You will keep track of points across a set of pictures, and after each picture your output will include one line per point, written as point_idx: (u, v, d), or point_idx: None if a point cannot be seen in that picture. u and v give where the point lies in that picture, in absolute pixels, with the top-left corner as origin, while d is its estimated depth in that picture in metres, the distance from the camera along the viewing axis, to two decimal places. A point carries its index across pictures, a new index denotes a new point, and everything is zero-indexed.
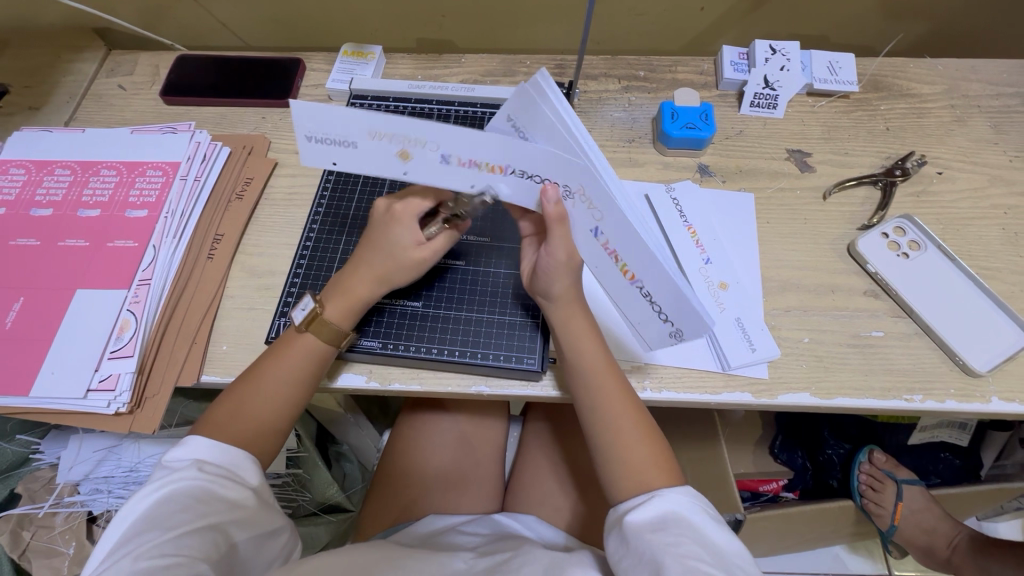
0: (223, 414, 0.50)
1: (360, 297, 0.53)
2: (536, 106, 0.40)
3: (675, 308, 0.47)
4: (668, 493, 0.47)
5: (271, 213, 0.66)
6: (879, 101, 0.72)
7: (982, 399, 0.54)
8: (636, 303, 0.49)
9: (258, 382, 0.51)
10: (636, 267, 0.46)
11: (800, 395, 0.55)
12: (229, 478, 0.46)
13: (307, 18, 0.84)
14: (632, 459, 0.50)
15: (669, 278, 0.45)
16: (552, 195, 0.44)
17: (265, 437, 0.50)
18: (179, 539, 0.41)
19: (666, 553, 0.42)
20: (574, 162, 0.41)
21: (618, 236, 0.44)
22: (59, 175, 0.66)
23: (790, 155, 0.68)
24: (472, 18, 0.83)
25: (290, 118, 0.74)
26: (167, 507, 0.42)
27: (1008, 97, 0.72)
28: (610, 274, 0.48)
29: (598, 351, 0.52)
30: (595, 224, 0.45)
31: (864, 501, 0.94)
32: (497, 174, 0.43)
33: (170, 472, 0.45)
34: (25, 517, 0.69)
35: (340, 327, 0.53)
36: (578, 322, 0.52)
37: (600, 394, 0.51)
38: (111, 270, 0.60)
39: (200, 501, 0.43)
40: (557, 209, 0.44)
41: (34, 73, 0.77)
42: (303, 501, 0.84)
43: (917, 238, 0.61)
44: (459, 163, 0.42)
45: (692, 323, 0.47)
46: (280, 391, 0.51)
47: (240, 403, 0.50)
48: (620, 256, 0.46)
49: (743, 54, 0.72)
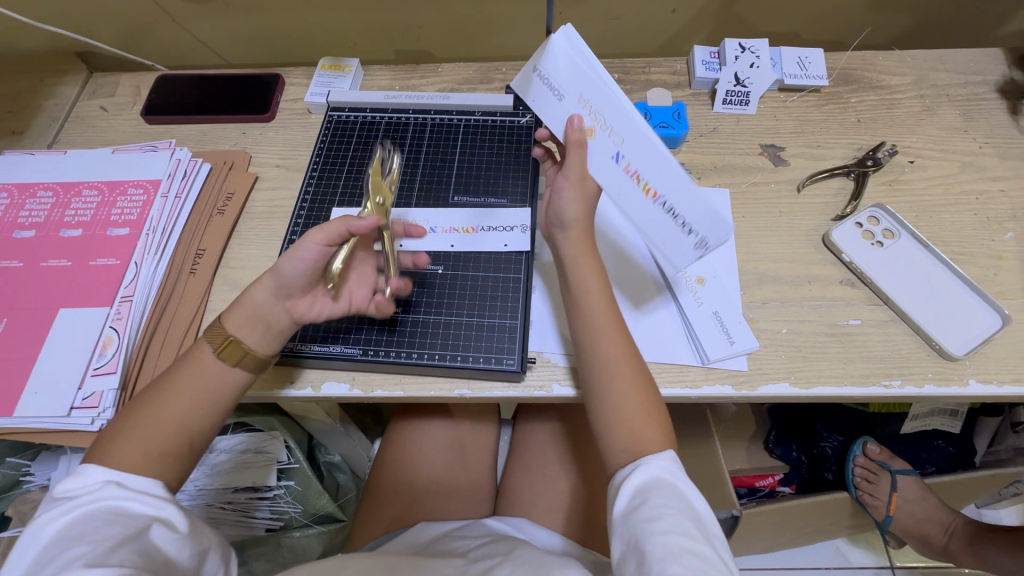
0: (119, 440, 0.46)
1: (248, 298, 0.50)
2: (561, 49, 0.49)
3: (696, 212, 0.48)
4: (651, 461, 0.46)
5: (252, 226, 0.67)
6: (850, 93, 0.73)
7: (960, 382, 0.55)
8: (658, 224, 0.50)
9: (156, 400, 0.47)
10: (657, 181, 0.48)
11: (780, 385, 0.55)
12: (152, 495, 0.43)
13: (287, 36, 0.85)
14: (629, 407, 0.49)
15: (689, 185, 0.47)
16: (576, 121, 0.50)
17: (164, 461, 0.46)
18: (99, 551, 0.38)
19: (649, 534, 0.42)
20: (587, 79, 0.49)
21: (640, 154, 0.48)
22: (41, 197, 0.67)
23: (763, 150, 0.69)
24: (448, 29, 0.85)
25: (270, 132, 0.75)
26: (83, 527, 0.40)
27: (976, 85, 0.73)
28: (631, 196, 0.50)
29: (602, 291, 0.52)
30: (617, 148, 0.49)
31: (859, 493, 0.94)
32: (472, 234, 0.64)
33: (80, 498, 0.42)
34: (15, 540, 0.69)
35: (230, 330, 0.49)
36: (589, 263, 0.53)
37: (600, 332, 0.51)
38: (93, 289, 0.61)
39: (116, 516, 0.41)
40: (580, 133, 0.50)
41: (16, 98, 0.78)
42: (296, 514, 0.84)
43: (890, 227, 0.62)
44: (444, 230, 0.64)
45: (716, 229, 0.48)
46: (177, 406, 0.47)
47: (133, 425, 0.46)
48: (641, 175, 0.49)
49: (714, 53, 0.74)
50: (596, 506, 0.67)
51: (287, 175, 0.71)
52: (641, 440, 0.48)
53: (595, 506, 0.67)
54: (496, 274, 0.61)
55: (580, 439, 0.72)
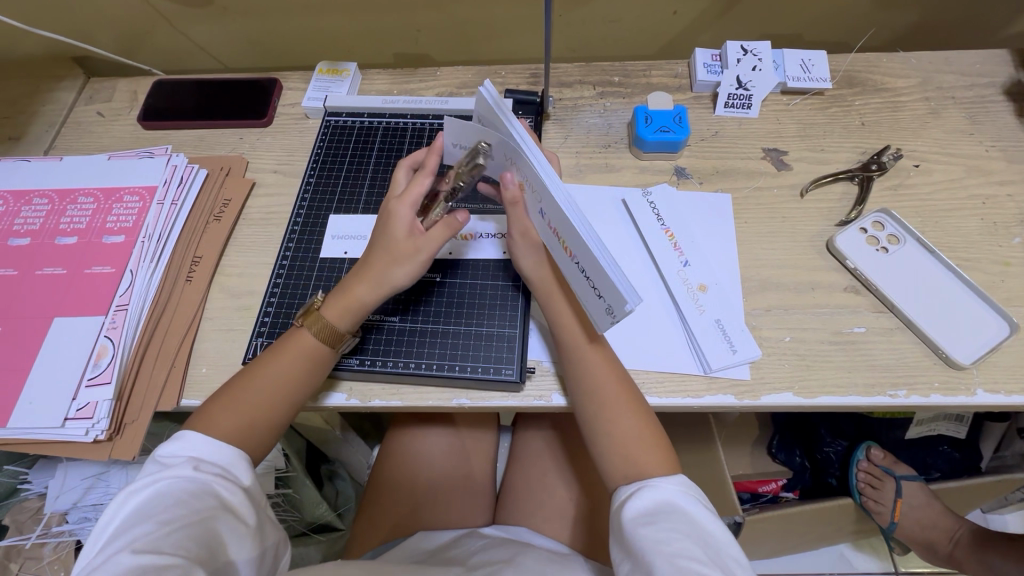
0: (216, 409, 0.49)
1: (358, 298, 0.52)
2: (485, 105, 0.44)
3: (601, 276, 0.41)
4: (659, 483, 0.46)
5: (249, 233, 0.67)
6: (854, 96, 0.72)
7: (967, 392, 0.54)
8: (582, 284, 0.46)
9: (254, 377, 0.50)
10: (570, 240, 0.43)
11: (783, 395, 0.54)
12: (228, 478, 0.45)
13: (284, 40, 0.85)
14: (623, 430, 0.49)
15: (590, 253, 0.41)
16: (509, 180, 0.47)
17: (255, 434, 0.49)
18: (172, 536, 0.39)
19: (657, 550, 0.41)
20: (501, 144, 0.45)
21: (553, 214, 0.44)
22: (36, 205, 0.66)
23: (766, 154, 0.68)
24: (447, 32, 0.84)
25: (267, 137, 0.74)
26: (162, 502, 0.41)
27: (982, 88, 0.71)
28: (560, 254, 0.47)
29: (578, 321, 0.52)
30: (540, 206, 0.45)
31: (864, 499, 0.93)
32: (470, 241, 0.63)
33: (165, 468, 0.44)
34: (13, 549, 0.68)
35: (336, 327, 0.52)
36: (559, 299, 0.53)
37: (583, 365, 0.51)
38: (88, 297, 0.60)
39: (193, 497, 0.42)
40: (514, 192, 0.48)
41: (13, 104, 0.78)
42: (294, 522, 0.85)
43: (895, 232, 0.61)
44: None
45: (619, 296, 0.41)
46: (277, 385, 0.50)
47: (233, 398, 0.49)
48: (560, 233, 0.44)
49: (716, 55, 0.73)
50: (597, 515, 0.67)
51: (284, 180, 0.70)
52: (640, 462, 0.48)
53: (596, 515, 0.66)
54: (493, 280, 0.61)
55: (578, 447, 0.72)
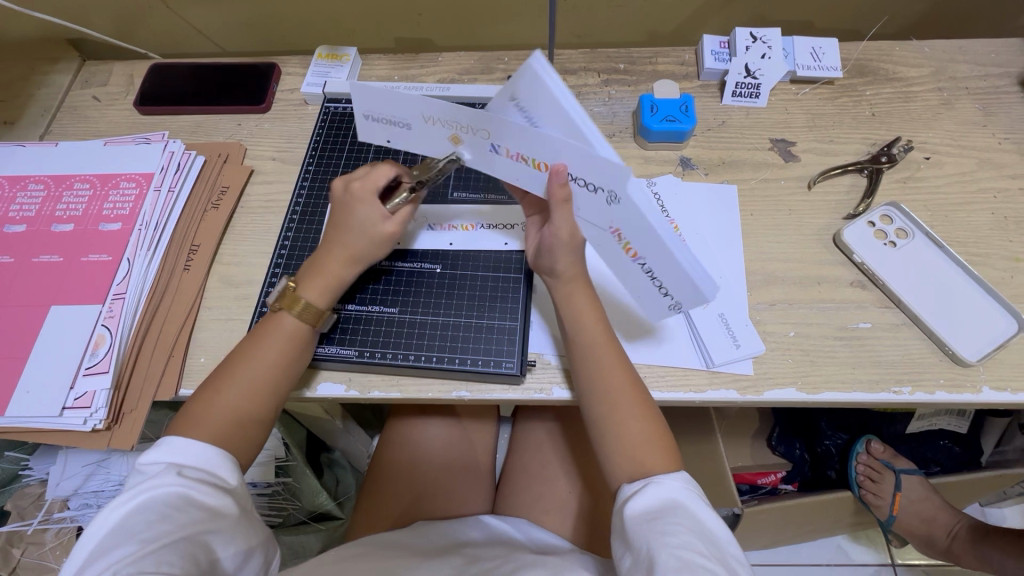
0: (197, 411, 0.48)
1: (337, 276, 0.53)
2: (542, 86, 0.40)
3: (589, 170, 0.43)
4: (665, 480, 0.45)
5: (248, 221, 0.66)
6: (865, 86, 0.70)
7: (972, 390, 0.53)
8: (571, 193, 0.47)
9: (233, 367, 0.50)
10: (539, 154, 0.44)
11: (786, 390, 0.54)
12: (213, 484, 0.44)
13: (283, 23, 0.83)
14: (631, 433, 0.48)
15: (570, 146, 0.42)
16: (560, 174, 0.45)
17: (243, 426, 0.48)
18: (158, 555, 0.38)
19: (661, 544, 0.41)
20: (422, 104, 0.45)
21: (513, 140, 0.44)
22: (31, 190, 0.65)
23: (774, 144, 0.67)
24: (450, 16, 0.82)
25: (266, 123, 0.73)
26: (144, 517, 0.40)
27: (996, 78, 0.70)
28: (586, 206, 0.47)
29: (597, 323, 0.52)
30: (492, 141, 0.45)
31: (864, 492, 0.93)
32: (471, 231, 0.62)
33: (147, 477, 0.43)
34: (14, 535, 0.69)
35: (317, 304, 0.52)
36: (581, 300, 0.52)
37: (597, 366, 0.51)
38: (86, 285, 0.60)
39: (177, 509, 0.41)
40: (563, 190, 0.45)
41: (8, 87, 0.76)
42: (293, 510, 0.84)
43: (904, 227, 0.60)
44: (441, 228, 0.62)
45: (613, 178, 0.43)
46: (260, 370, 0.50)
47: (215, 396, 0.48)
48: (525, 156, 0.45)
49: (724, 43, 0.71)
50: (595, 508, 0.66)
51: (283, 167, 0.69)
52: (646, 462, 0.47)
53: (594, 509, 0.66)
54: (495, 273, 0.60)
55: (576, 438, 0.71)
